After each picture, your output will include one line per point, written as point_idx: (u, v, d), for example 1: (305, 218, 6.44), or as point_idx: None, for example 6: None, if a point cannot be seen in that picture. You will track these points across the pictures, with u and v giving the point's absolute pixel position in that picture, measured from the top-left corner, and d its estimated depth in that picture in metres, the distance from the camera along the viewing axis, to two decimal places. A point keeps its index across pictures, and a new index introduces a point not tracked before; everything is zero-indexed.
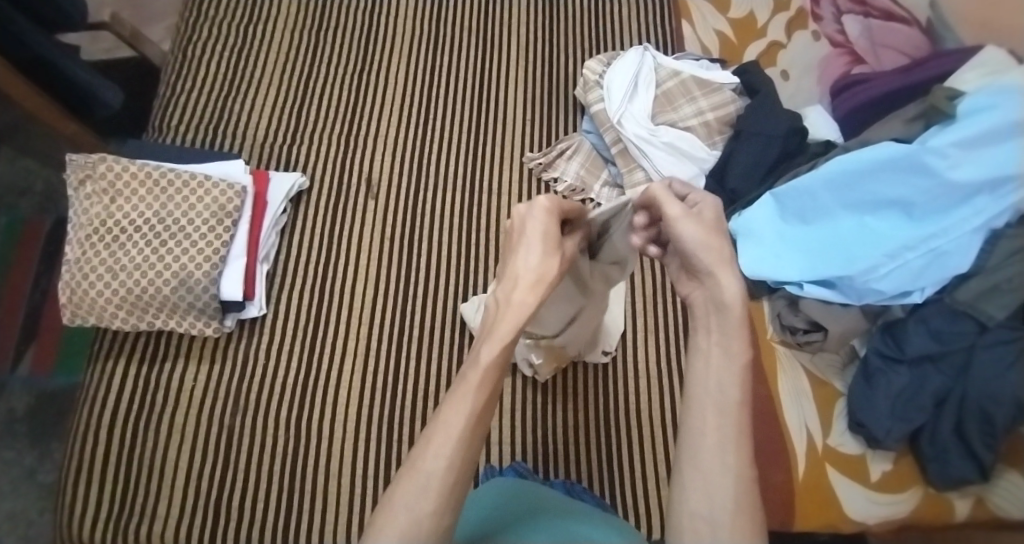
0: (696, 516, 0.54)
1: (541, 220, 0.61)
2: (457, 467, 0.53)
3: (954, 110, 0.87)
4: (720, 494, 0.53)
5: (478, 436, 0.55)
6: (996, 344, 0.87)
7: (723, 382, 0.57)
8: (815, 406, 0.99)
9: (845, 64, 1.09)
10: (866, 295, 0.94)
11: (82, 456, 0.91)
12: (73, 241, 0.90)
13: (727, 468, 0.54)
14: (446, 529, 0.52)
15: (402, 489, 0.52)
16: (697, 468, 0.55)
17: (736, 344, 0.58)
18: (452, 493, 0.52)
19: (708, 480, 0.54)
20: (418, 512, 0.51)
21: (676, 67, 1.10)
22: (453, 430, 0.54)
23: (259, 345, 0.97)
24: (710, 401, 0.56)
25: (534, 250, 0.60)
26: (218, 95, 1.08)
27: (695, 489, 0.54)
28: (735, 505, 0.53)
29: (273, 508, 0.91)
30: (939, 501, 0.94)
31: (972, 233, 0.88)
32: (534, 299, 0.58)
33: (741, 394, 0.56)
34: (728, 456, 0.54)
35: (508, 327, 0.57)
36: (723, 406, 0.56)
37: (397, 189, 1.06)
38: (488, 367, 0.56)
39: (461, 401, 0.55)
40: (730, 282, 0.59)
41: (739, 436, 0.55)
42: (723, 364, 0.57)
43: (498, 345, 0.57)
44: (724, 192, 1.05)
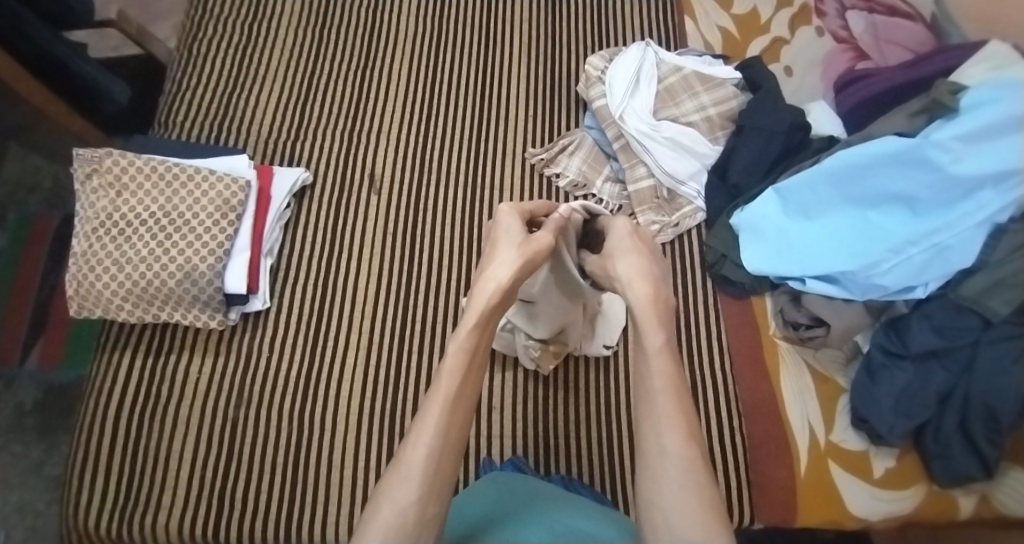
0: (653, 502, 0.63)
1: (505, 221, 0.80)
2: (436, 456, 0.62)
3: (957, 104, 0.86)
4: (666, 476, 0.63)
5: (455, 426, 0.65)
6: (1000, 341, 0.86)
7: (652, 379, 0.69)
8: (817, 402, 0.98)
9: (849, 60, 1.08)
10: (870, 291, 0.94)
11: (88, 447, 0.92)
12: (80, 234, 0.91)
13: (667, 451, 0.64)
14: (431, 516, 0.60)
15: (390, 481, 0.61)
16: (644, 458, 0.65)
17: (652, 342, 0.71)
18: (433, 483, 0.61)
19: (654, 466, 0.64)
20: (404, 502, 0.59)
21: (679, 62, 1.10)
22: (430, 423, 0.64)
23: (262, 338, 0.98)
24: (643, 398, 0.68)
25: (501, 248, 0.78)
26: (223, 91, 1.10)
27: (647, 477, 0.64)
28: (680, 481, 0.62)
29: (275, 500, 0.91)
30: (942, 498, 0.93)
31: (976, 227, 0.87)
32: (496, 287, 0.73)
33: (665, 384, 0.68)
34: (665, 439, 0.65)
35: (475, 314, 0.72)
36: (651, 398, 0.68)
37: (400, 184, 1.06)
38: (457, 355, 0.70)
39: (436, 393, 0.67)
40: (638, 291, 0.75)
41: (672, 420, 0.66)
42: (646, 361, 0.70)
43: (465, 335, 0.71)
44: (726, 188, 1.05)
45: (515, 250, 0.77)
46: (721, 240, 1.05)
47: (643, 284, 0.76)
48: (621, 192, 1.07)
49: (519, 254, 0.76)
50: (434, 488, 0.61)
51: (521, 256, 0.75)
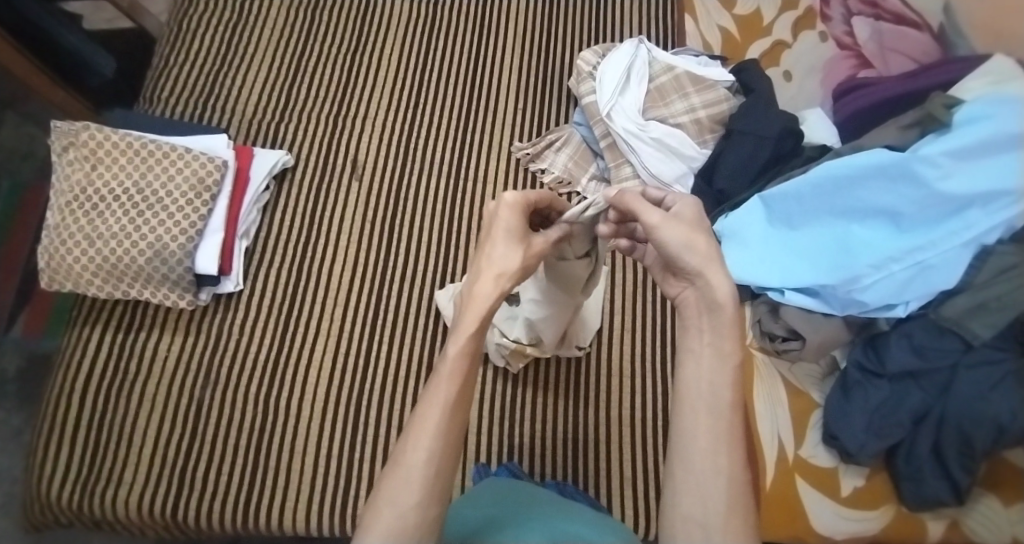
0: (689, 520, 0.54)
1: (506, 218, 0.62)
2: (438, 460, 0.55)
3: (950, 119, 0.85)
4: (713, 498, 0.54)
5: (457, 428, 0.57)
6: (981, 365, 0.84)
7: (716, 384, 0.56)
8: (789, 415, 0.97)
9: (851, 68, 1.04)
10: (849, 306, 0.91)
11: (55, 418, 0.93)
12: (54, 207, 0.91)
13: (720, 472, 0.54)
14: (432, 517, 0.55)
15: (387, 483, 0.55)
16: (690, 473, 0.54)
17: (727, 341, 0.57)
18: (436, 483, 0.55)
19: (701, 485, 0.54)
20: (403, 505, 0.54)
21: (672, 62, 1.07)
22: (431, 423, 0.56)
23: (234, 319, 0.98)
24: (701, 403, 0.56)
25: (499, 246, 0.61)
26: (209, 69, 1.09)
27: (688, 492, 0.54)
28: (728, 508, 0.53)
29: (236, 482, 0.91)
30: (910, 520, 0.91)
31: (961, 247, 0.85)
32: (499, 293, 0.60)
33: (734, 394, 0.56)
34: (721, 459, 0.54)
35: (473, 318, 0.59)
36: (714, 407, 0.55)
37: (381, 171, 1.05)
38: (455, 358, 0.58)
39: (435, 393, 0.57)
40: (718, 278, 0.57)
41: (731, 439, 0.54)
42: (715, 363, 0.56)
43: (463, 337, 0.59)
44: (712, 192, 1.03)
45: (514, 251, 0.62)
46: None
47: (714, 266, 0.57)
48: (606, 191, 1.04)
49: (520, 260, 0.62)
50: (435, 492, 0.55)
51: (524, 263, 0.62)
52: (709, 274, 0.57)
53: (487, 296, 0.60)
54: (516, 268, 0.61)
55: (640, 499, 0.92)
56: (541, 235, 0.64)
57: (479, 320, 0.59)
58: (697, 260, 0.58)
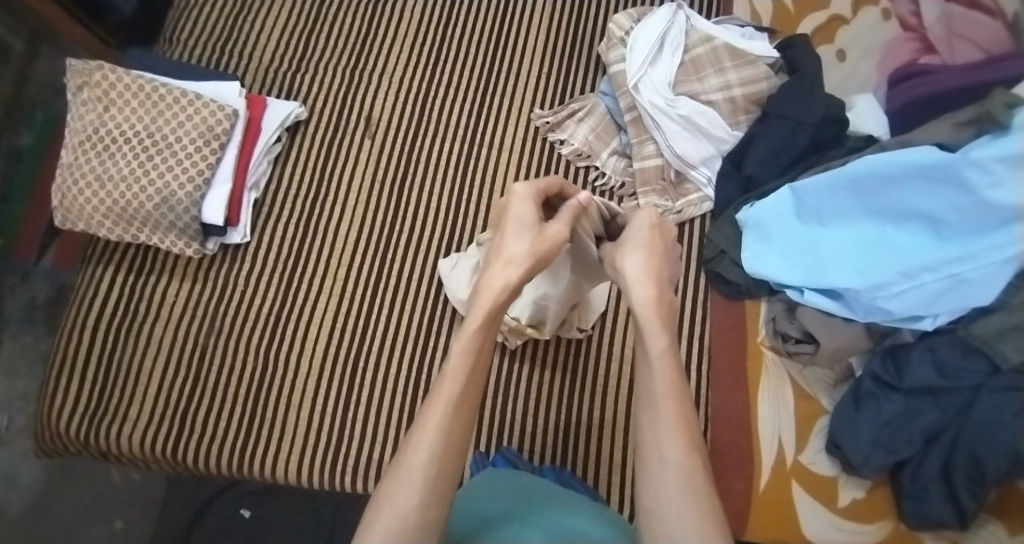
0: (653, 517, 0.55)
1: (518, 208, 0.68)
2: (439, 458, 0.57)
3: (1010, 121, 0.76)
4: (665, 489, 0.55)
5: (461, 425, 0.59)
6: (1005, 390, 0.79)
7: (649, 381, 0.60)
8: (793, 419, 0.93)
9: (912, 52, 0.93)
10: (873, 313, 0.86)
11: (67, 352, 0.96)
12: (68, 145, 0.91)
13: (668, 463, 0.56)
14: (432, 520, 0.56)
15: (389, 484, 0.57)
16: (646, 472, 0.57)
17: (653, 337, 0.61)
18: (436, 483, 0.57)
19: (652, 480, 0.56)
20: (403, 507, 0.55)
21: (711, 31, 0.99)
22: (432, 423, 0.59)
23: (239, 270, 0.98)
24: (641, 398, 0.60)
25: (513, 234, 0.67)
26: (230, 10, 1.06)
27: (645, 490, 0.57)
28: (681, 497, 0.55)
29: (234, 430, 0.93)
30: (908, 539, 0.87)
31: (1003, 263, 0.78)
32: (510, 281, 0.64)
33: (667, 385, 0.59)
34: (666, 449, 0.56)
35: (482, 310, 0.63)
36: (650, 400, 0.59)
37: (395, 129, 1.02)
38: (461, 355, 0.62)
39: (438, 392, 0.60)
40: (639, 286, 0.63)
41: (673, 428, 0.57)
42: (645, 361, 0.61)
43: (469, 333, 0.63)
44: (739, 178, 0.96)
45: (528, 240, 0.67)
46: (724, 236, 0.98)
47: (644, 276, 0.64)
48: (627, 168, 1.00)
49: (532, 247, 0.66)
50: (435, 492, 0.56)
51: (534, 251, 0.66)
52: (628, 282, 0.64)
53: (498, 285, 0.64)
54: (530, 254, 0.66)
55: (627, 487, 0.90)
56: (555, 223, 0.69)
57: (485, 314, 0.63)
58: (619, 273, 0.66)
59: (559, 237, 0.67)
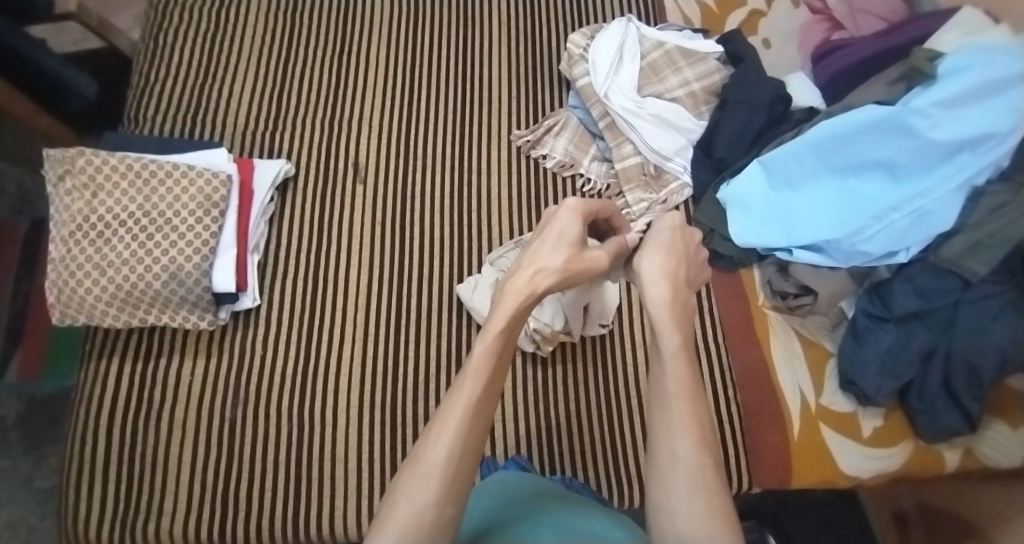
0: (661, 511, 0.52)
1: (560, 223, 0.63)
2: (460, 458, 0.52)
3: (935, 71, 0.85)
4: (674, 483, 0.52)
5: (480, 430, 0.54)
6: (979, 300, 0.85)
7: (664, 378, 0.56)
8: (806, 368, 0.99)
9: (825, 30, 1.08)
10: (854, 257, 0.94)
11: (83, 456, 0.89)
12: (57, 239, 0.90)
13: (680, 460, 0.52)
14: (449, 519, 0.51)
15: (404, 479, 0.52)
16: (654, 466, 0.54)
17: (665, 334, 0.58)
18: (453, 482, 0.52)
19: (662, 473, 0.53)
20: (421, 502, 0.50)
21: (661, 38, 1.11)
22: (453, 419, 0.54)
23: (254, 337, 0.96)
24: (654, 398, 0.56)
25: (546, 249, 0.62)
26: (194, 83, 1.10)
27: (654, 482, 0.53)
28: (691, 489, 0.51)
29: (279, 497, 0.89)
30: (928, 452, 0.93)
31: (955, 191, 0.87)
32: (535, 292, 0.59)
33: (682, 383, 0.55)
34: (678, 443, 0.53)
35: (503, 315, 0.58)
36: (666, 399, 0.56)
37: (385, 172, 1.07)
38: (483, 356, 0.57)
39: (460, 390, 0.55)
40: (650, 283, 0.61)
41: (686, 423, 0.54)
42: (660, 361, 0.57)
43: (490, 334, 0.57)
44: (712, 162, 1.04)
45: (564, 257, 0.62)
46: (709, 216, 1.04)
47: (657, 277, 0.61)
48: (609, 170, 1.09)
49: (565, 264, 0.61)
50: (454, 490, 0.52)
51: (566, 269, 0.61)
52: (643, 284, 0.62)
53: (525, 293, 0.59)
54: (560, 271, 0.61)
55: None
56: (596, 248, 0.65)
57: (509, 319, 0.58)
58: (639, 282, 0.63)
59: (594, 263, 0.64)
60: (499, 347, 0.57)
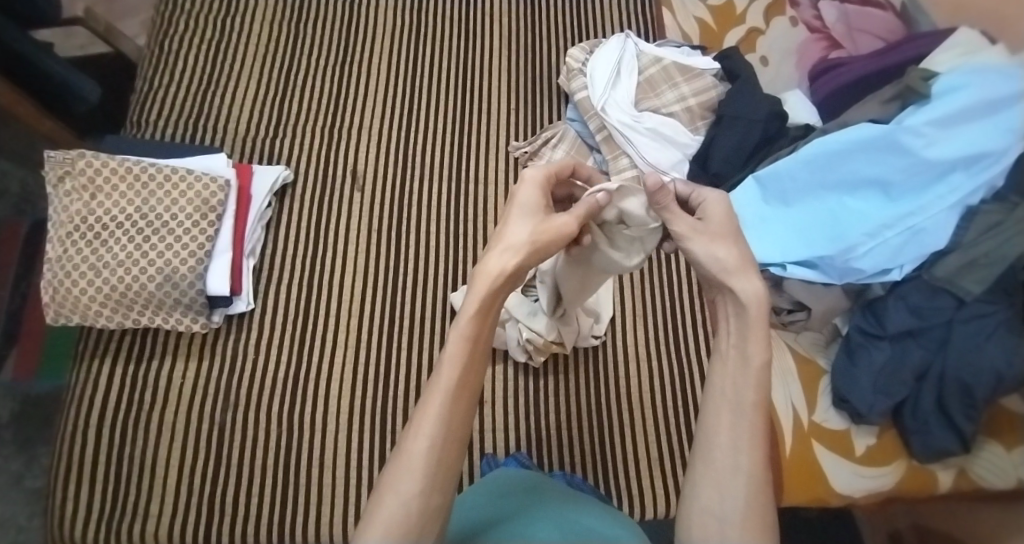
0: (708, 513, 0.54)
1: (523, 194, 0.62)
2: (442, 450, 0.53)
3: (928, 90, 0.86)
4: (730, 490, 0.53)
5: (462, 417, 0.55)
6: (975, 319, 0.83)
7: (741, 383, 0.55)
8: (799, 384, 0.95)
9: (823, 49, 1.08)
10: (848, 275, 0.90)
11: (71, 457, 0.89)
12: (54, 239, 0.91)
13: (740, 471, 0.54)
14: (434, 510, 0.52)
15: (389, 473, 0.53)
16: (709, 467, 0.55)
17: (756, 342, 0.56)
18: (439, 473, 0.52)
19: (720, 481, 0.54)
20: (406, 495, 0.51)
21: (658, 54, 1.12)
22: (433, 408, 0.54)
23: (247, 340, 0.96)
24: (725, 401, 0.56)
25: (507, 221, 0.61)
26: (196, 88, 1.11)
27: (708, 484, 0.55)
28: (746, 503, 0.53)
29: (267, 501, 0.89)
30: (921, 472, 0.90)
31: (948, 210, 0.85)
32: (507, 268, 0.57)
33: (758, 394, 0.55)
34: (741, 456, 0.54)
35: (477, 296, 0.57)
36: (738, 406, 0.55)
37: (383, 180, 1.08)
38: (460, 339, 0.56)
39: (438, 378, 0.55)
40: (747, 281, 0.57)
41: (753, 439, 0.54)
42: (740, 364, 0.56)
43: (466, 316, 0.56)
44: (708, 176, 1.03)
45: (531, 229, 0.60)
46: None
47: (749, 270, 0.58)
48: None
49: (533, 235, 0.60)
50: (438, 481, 0.52)
51: (532, 241, 0.59)
52: (734, 278, 0.58)
53: (496, 271, 0.57)
54: (528, 244, 0.59)
55: (669, 477, 0.94)
56: (565, 214, 0.63)
57: (481, 299, 0.56)
58: (719, 267, 0.59)
59: (563, 230, 0.62)
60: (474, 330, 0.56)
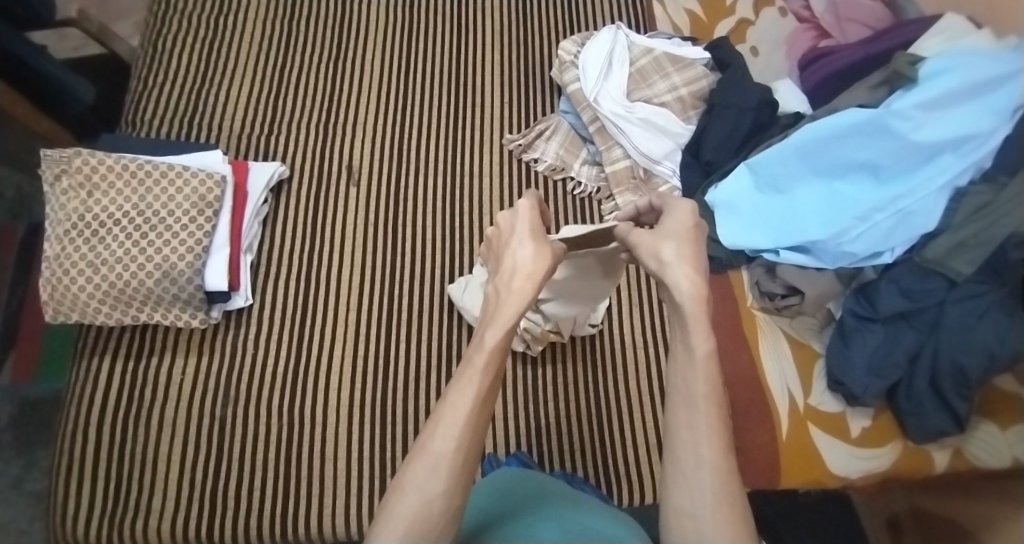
0: (682, 512, 0.55)
1: (525, 219, 0.66)
2: (466, 450, 0.54)
3: (916, 74, 0.85)
4: (698, 484, 0.54)
5: (486, 420, 0.56)
6: (966, 300, 0.84)
7: (692, 377, 0.58)
8: (795, 369, 0.96)
9: (812, 39, 1.09)
10: (840, 259, 0.92)
11: (72, 455, 0.89)
12: (52, 237, 0.91)
13: (703, 464, 0.54)
14: (455, 509, 0.53)
15: (411, 471, 0.53)
16: (677, 466, 0.56)
17: (698, 337, 0.58)
18: (461, 471, 0.53)
19: (687, 476, 0.55)
20: (430, 492, 0.52)
21: (649, 45, 1.13)
22: (463, 411, 0.55)
23: (246, 335, 0.97)
24: (680, 398, 0.58)
25: (515, 245, 0.65)
26: (191, 87, 1.12)
27: (676, 484, 0.55)
28: (715, 493, 0.54)
29: (268, 496, 0.89)
30: (917, 453, 0.91)
31: (938, 191, 0.86)
32: (535, 285, 0.62)
33: (708, 386, 0.57)
34: (703, 448, 0.55)
35: (513, 308, 0.60)
36: (691, 401, 0.57)
37: (378, 175, 1.09)
38: (493, 348, 0.58)
39: (471, 382, 0.56)
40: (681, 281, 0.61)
41: (711, 429, 0.55)
42: (687, 360, 0.58)
43: (501, 326, 0.59)
44: (700, 165, 1.05)
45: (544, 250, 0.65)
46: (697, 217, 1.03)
47: (693, 274, 0.61)
48: (600, 174, 1.10)
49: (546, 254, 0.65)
50: (461, 480, 0.53)
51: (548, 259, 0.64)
52: (670, 275, 0.62)
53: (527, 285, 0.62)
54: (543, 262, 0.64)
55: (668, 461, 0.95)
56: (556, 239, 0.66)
57: (516, 311, 0.60)
58: (660, 265, 0.63)
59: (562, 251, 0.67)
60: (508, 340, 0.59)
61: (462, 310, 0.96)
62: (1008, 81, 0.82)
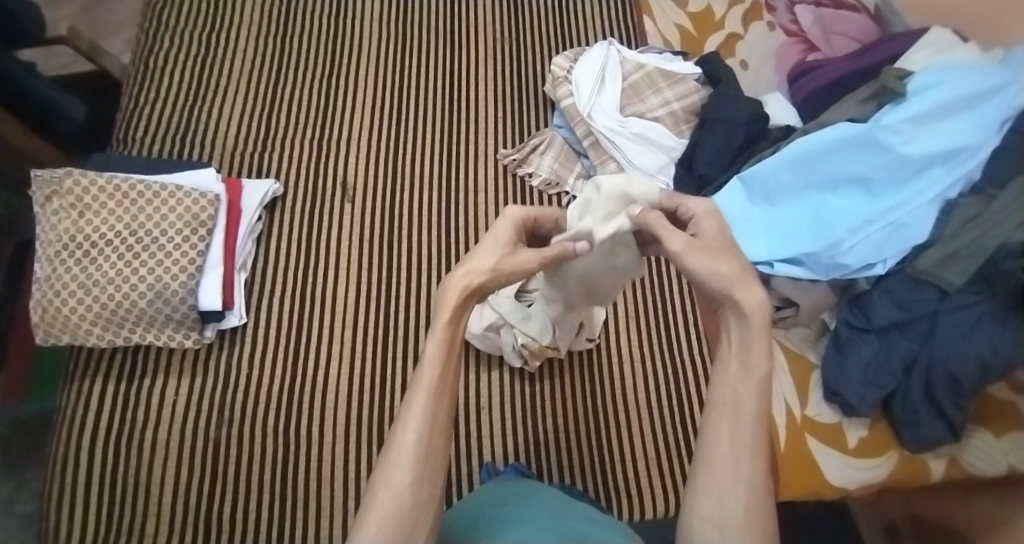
0: (710, 519, 0.56)
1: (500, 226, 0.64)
2: (428, 441, 0.55)
3: (904, 89, 0.88)
4: (733, 498, 0.56)
5: (446, 410, 0.57)
6: (959, 309, 0.84)
7: (743, 393, 0.58)
8: (792, 381, 0.96)
9: (800, 53, 1.11)
10: (834, 270, 0.91)
11: (64, 479, 0.88)
12: (42, 259, 0.90)
13: (740, 478, 0.56)
14: (425, 498, 0.54)
15: (380, 470, 0.54)
16: (711, 474, 0.57)
17: (757, 354, 0.58)
18: (428, 463, 0.54)
19: (722, 486, 0.56)
20: (398, 487, 0.53)
21: (641, 60, 1.14)
22: (417, 408, 0.55)
23: (240, 355, 0.96)
24: (726, 410, 0.58)
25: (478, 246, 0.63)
26: (182, 104, 1.11)
27: (709, 492, 0.57)
28: (747, 509, 0.55)
29: (264, 518, 0.88)
30: (913, 462, 0.91)
31: (928, 204, 0.87)
32: (472, 282, 0.60)
33: (759, 403, 0.57)
34: (742, 464, 0.56)
35: (449, 300, 0.59)
36: (738, 415, 0.58)
37: (373, 191, 1.08)
38: (438, 343, 0.58)
39: (420, 379, 0.56)
40: (747, 293, 0.59)
41: (754, 446, 0.57)
42: (742, 376, 0.58)
43: (442, 322, 0.58)
44: (693, 179, 1.05)
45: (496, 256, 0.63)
46: None
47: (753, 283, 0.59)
48: None
49: (497, 263, 0.62)
50: (427, 470, 0.54)
51: (498, 268, 0.62)
52: (737, 290, 0.59)
53: (462, 283, 0.60)
54: (492, 270, 0.62)
55: (666, 475, 0.95)
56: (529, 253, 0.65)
57: (454, 303, 0.59)
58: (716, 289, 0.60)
59: (524, 267, 0.64)
60: (451, 336, 0.59)
61: (473, 333, 0.96)
62: (1002, 88, 0.84)
